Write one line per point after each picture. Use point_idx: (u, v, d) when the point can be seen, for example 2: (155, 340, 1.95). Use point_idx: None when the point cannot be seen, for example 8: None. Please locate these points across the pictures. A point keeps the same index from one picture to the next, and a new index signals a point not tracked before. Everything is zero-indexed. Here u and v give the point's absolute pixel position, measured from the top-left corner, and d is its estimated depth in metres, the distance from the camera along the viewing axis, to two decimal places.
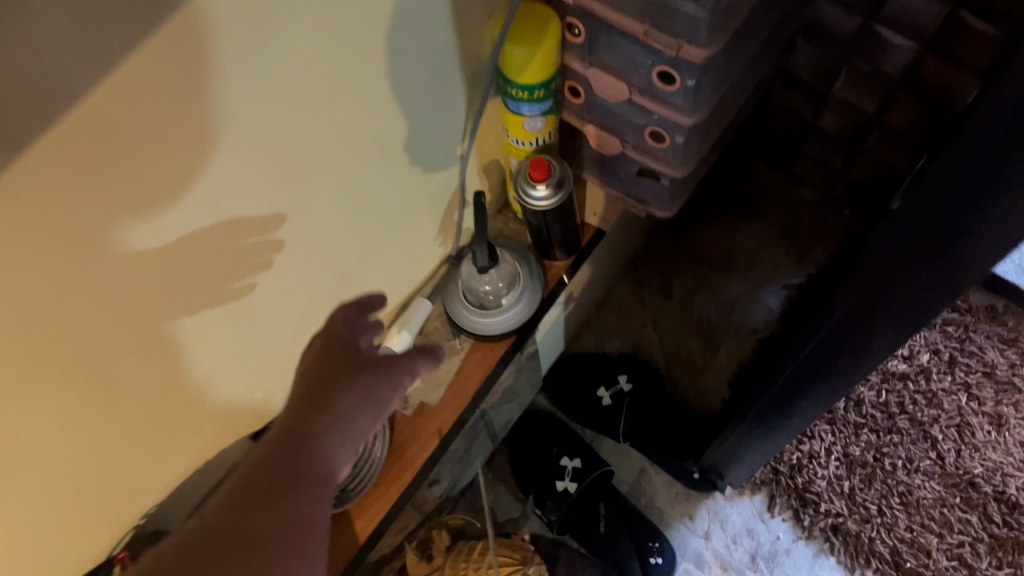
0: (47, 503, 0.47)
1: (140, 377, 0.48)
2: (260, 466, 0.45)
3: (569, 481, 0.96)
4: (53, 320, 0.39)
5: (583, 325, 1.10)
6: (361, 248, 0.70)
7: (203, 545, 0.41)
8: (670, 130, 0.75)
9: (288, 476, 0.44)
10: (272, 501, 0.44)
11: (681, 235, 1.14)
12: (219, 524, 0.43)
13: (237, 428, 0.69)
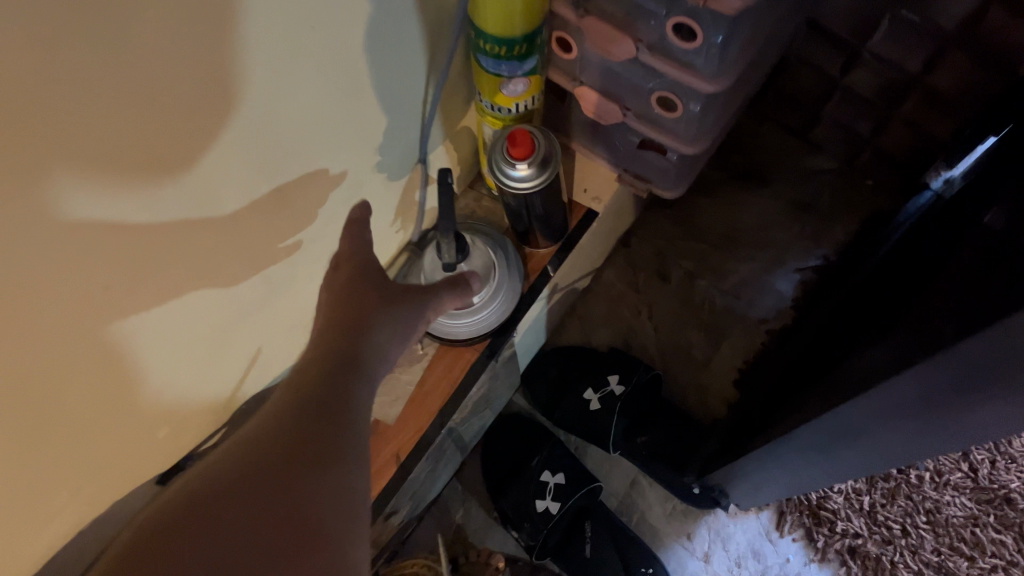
0: None
1: (45, 394, 0.38)
2: (304, 386, 0.39)
3: (550, 500, 0.83)
4: None
5: (567, 313, 0.96)
6: (290, 248, 0.55)
7: (262, 457, 0.36)
8: (683, 96, 0.60)
9: (340, 388, 0.39)
10: (328, 416, 0.38)
11: (681, 210, 0.99)
12: (271, 438, 0.37)
13: (135, 478, 0.54)
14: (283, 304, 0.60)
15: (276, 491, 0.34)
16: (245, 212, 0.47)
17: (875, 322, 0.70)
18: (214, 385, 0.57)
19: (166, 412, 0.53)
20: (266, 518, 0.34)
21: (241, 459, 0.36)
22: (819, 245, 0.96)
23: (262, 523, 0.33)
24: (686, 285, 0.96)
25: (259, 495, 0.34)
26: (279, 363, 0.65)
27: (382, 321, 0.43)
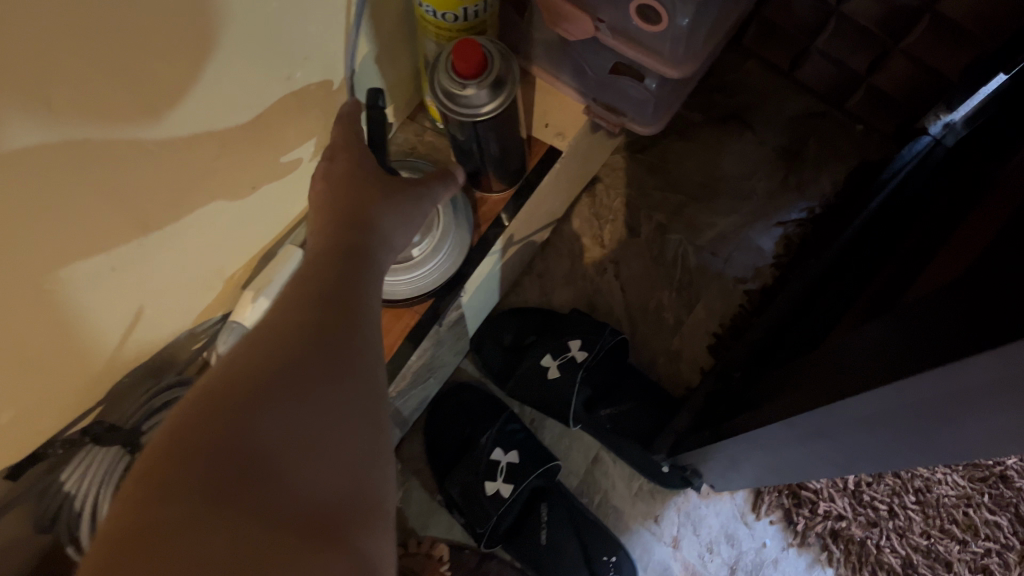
0: None
1: None
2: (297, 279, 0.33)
3: (501, 482, 0.73)
4: None
5: (524, 269, 0.85)
6: (173, 183, 0.43)
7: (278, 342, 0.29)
8: (669, 5, 0.48)
9: (344, 279, 0.34)
10: (347, 307, 0.32)
11: (653, 155, 0.89)
12: (280, 325, 0.30)
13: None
14: (172, 254, 0.48)
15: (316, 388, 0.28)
16: (98, 130, 0.35)
17: (876, 283, 0.60)
18: (80, 359, 0.45)
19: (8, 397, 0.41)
20: (319, 423, 0.27)
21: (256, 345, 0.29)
22: (804, 197, 0.87)
23: (319, 429, 0.27)
24: (657, 240, 0.86)
25: (300, 390, 0.27)
26: (173, 326, 0.54)
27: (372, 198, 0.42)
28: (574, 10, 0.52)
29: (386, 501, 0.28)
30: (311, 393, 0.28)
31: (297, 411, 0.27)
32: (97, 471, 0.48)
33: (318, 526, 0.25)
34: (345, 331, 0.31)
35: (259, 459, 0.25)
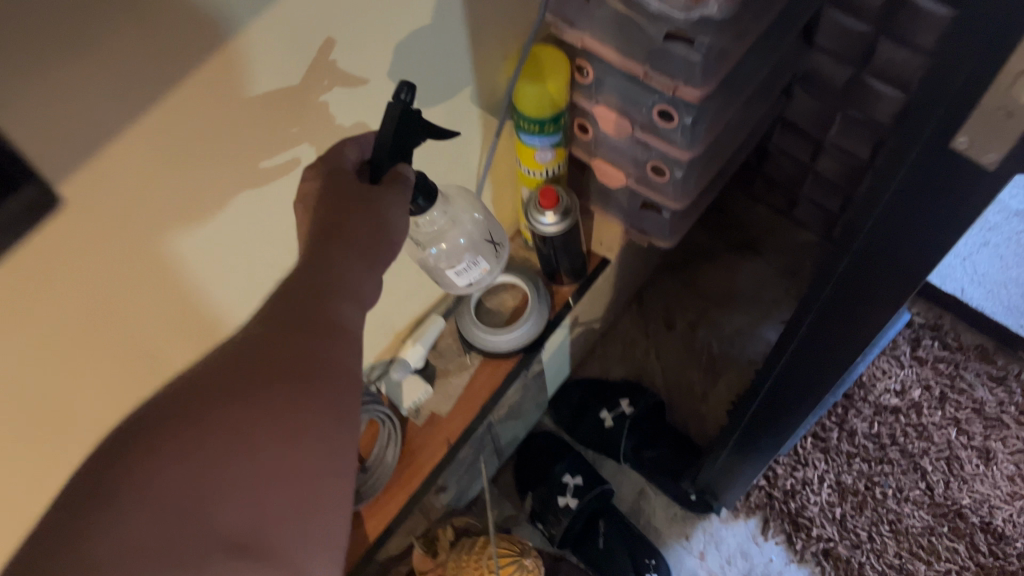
0: None
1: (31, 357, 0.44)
2: (264, 347, 0.39)
3: (570, 496, 1.00)
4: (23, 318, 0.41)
5: (589, 352, 1.15)
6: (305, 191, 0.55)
7: (239, 421, 0.37)
8: (669, 165, 0.81)
9: (314, 377, 0.39)
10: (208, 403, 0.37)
11: (685, 271, 1.20)
12: (245, 401, 0.37)
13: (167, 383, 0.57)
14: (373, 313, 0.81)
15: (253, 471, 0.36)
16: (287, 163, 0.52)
17: None
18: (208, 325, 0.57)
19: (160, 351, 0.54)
20: (249, 496, 0.35)
21: (226, 409, 0.37)
22: None
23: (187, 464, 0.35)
24: (689, 333, 1.15)
25: (232, 474, 0.35)
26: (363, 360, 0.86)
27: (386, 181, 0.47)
28: (614, 169, 0.86)
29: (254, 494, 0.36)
30: (246, 478, 0.36)
31: (233, 490, 0.35)
32: None
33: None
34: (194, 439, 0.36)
35: (184, 514, 0.34)
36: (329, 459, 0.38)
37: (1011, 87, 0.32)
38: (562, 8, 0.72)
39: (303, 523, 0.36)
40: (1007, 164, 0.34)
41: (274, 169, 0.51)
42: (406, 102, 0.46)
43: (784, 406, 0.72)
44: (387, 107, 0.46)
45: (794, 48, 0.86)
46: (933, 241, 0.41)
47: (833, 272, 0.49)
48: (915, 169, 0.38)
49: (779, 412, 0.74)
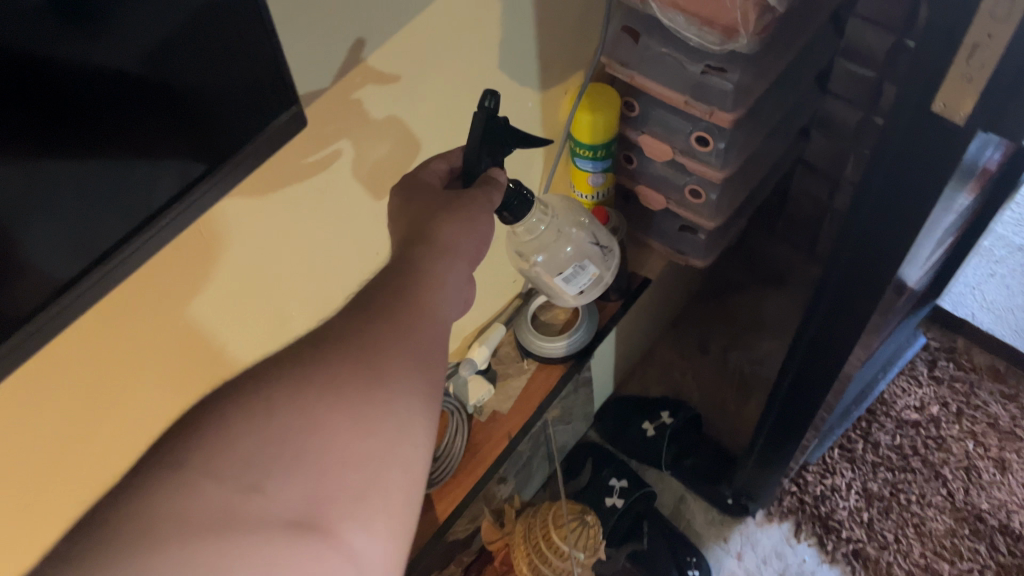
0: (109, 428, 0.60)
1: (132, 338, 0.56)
2: (330, 343, 0.44)
3: (617, 498, 1.10)
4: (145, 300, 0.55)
5: (630, 373, 1.26)
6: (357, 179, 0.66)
7: (300, 405, 0.40)
8: (705, 187, 0.94)
9: (378, 369, 0.43)
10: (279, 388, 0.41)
11: (717, 302, 1.31)
12: (306, 389, 0.41)
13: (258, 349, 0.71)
14: None
15: (317, 450, 0.39)
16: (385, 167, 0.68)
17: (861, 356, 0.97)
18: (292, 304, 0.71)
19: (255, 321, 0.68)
20: (311, 474, 0.38)
21: (292, 395, 0.40)
22: None
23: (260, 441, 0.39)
24: (722, 356, 1.26)
25: (296, 449, 0.39)
26: None
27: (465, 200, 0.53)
28: (656, 194, 0.99)
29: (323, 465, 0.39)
30: (307, 456, 0.39)
31: (295, 467, 0.38)
32: None
33: (275, 553, 0.35)
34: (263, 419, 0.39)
35: (249, 486, 0.37)
36: (388, 439, 0.41)
37: (970, 58, 0.44)
38: (615, 51, 0.86)
39: (363, 504, 0.39)
40: (973, 118, 0.46)
41: (322, 161, 0.62)
42: (489, 108, 0.54)
43: (809, 393, 0.82)
44: (475, 113, 0.54)
45: (811, 89, 0.99)
46: (924, 193, 0.52)
47: (849, 237, 0.60)
48: (906, 133, 0.50)
49: (804, 399, 0.83)
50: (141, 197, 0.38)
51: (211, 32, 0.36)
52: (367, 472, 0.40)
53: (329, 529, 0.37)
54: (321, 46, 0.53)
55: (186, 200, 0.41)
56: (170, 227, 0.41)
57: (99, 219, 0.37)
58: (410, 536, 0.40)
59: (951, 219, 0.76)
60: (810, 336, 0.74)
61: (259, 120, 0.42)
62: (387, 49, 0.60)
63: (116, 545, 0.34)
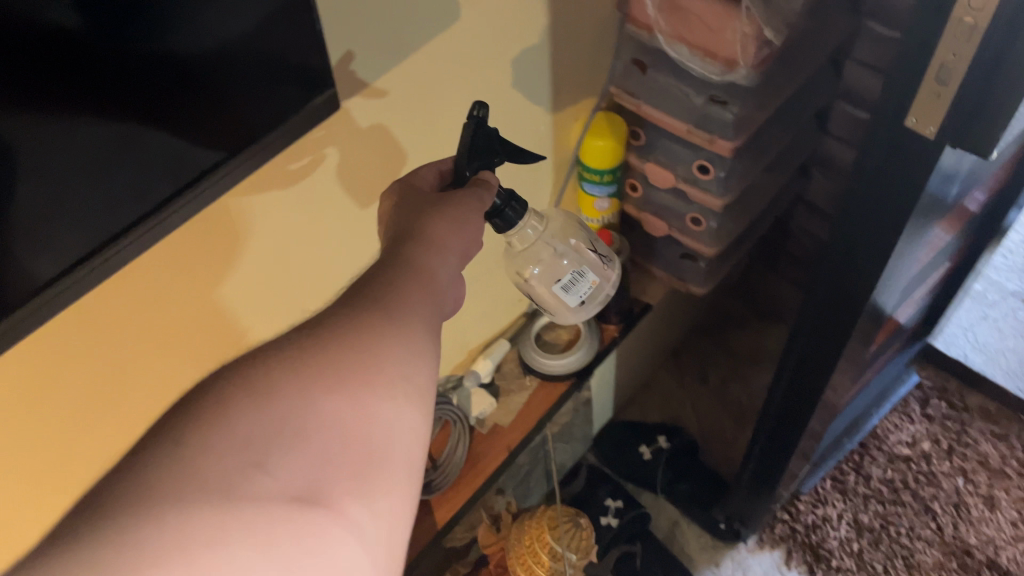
0: (118, 410, 0.60)
1: (133, 333, 0.56)
2: (327, 322, 0.39)
3: (612, 517, 1.14)
4: (148, 297, 0.55)
5: (630, 400, 1.29)
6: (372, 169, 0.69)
7: (299, 382, 0.36)
8: (705, 215, 0.99)
9: (377, 351, 0.39)
10: (272, 362, 0.37)
11: (716, 335, 1.35)
12: (302, 367, 0.37)
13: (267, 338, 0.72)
14: (453, 323, 0.97)
15: (315, 431, 0.35)
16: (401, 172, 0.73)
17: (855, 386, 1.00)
18: (295, 299, 0.72)
19: (258, 315, 0.68)
20: (311, 453, 0.34)
21: (289, 371, 0.36)
22: None
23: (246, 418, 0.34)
24: (720, 387, 1.29)
25: (295, 428, 0.35)
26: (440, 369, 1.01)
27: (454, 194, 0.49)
28: (659, 221, 1.03)
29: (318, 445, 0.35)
30: (306, 435, 0.35)
31: (293, 445, 0.34)
32: None
33: (273, 542, 0.31)
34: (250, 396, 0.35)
35: (247, 468, 0.33)
36: (397, 428, 0.37)
37: (937, 76, 0.48)
38: (624, 81, 0.92)
39: (366, 486, 0.35)
40: (942, 132, 0.50)
41: (303, 169, 0.62)
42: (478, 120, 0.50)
43: (796, 417, 0.85)
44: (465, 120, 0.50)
45: (810, 128, 1.05)
46: (900, 205, 0.56)
47: (834, 252, 0.64)
48: (883, 148, 0.54)
49: (791, 420, 0.86)
50: (186, 165, 0.43)
51: (272, 35, 0.43)
52: (368, 455, 0.36)
53: (329, 507, 0.33)
54: (353, 50, 0.59)
55: (227, 168, 0.46)
56: (210, 192, 0.45)
57: (144, 195, 0.42)
58: (409, 524, 0.36)
59: (934, 248, 0.81)
60: (796, 356, 0.77)
61: (295, 107, 0.47)
62: (413, 62, 0.66)
63: (105, 528, 0.29)
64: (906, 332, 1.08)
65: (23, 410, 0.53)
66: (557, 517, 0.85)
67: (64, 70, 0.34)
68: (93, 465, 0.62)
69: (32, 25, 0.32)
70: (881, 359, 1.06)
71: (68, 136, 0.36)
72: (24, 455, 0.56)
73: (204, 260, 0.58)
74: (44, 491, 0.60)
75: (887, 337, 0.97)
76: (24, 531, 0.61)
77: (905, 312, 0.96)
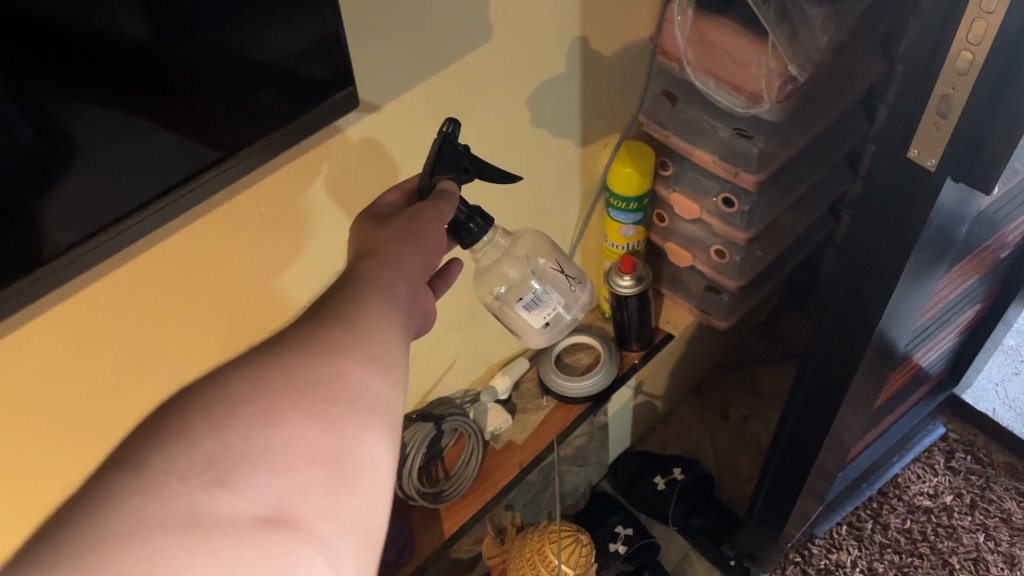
0: (120, 390, 0.63)
1: (137, 312, 0.60)
2: (290, 344, 0.40)
3: (620, 544, 1.11)
4: (154, 279, 0.59)
5: (649, 430, 1.29)
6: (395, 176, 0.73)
7: (262, 402, 0.36)
8: (729, 248, 1.00)
9: (342, 371, 0.39)
10: (233, 381, 0.36)
11: (741, 372, 1.35)
12: (265, 387, 0.37)
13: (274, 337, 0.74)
14: (474, 337, 0.99)
15: (280, 451, 0.35)
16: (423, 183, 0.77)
17: (874, 428, 1.00)
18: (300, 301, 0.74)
19: (263, 313, 0.71)
20: (277, 471, 0.34)
21: (252, 389, 0.36)
22: None
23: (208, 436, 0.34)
24: (741, 424, 1.29)
25: (259, 443, 0.35)
26: (459, 382, 1.03)
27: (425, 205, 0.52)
28: (684, 251, 1.05)
29: (284, 459, 0.35)
30: (271, 455, 0.34)
31: (260, 465, 0.34)
32: (418, 440, 0.94)
33: (242, 553, 0.32)
34: (213, 412, 0.35)
35: (213, 482, 0.33)
36: (365, 434, 0.38)
37: (939, 107, 0.50)
38: (652, 113, 0.94)
39: (334, 503, 0.35)
40: (943, 164, 0.51)
41: (320, 168, 0.66)
42: (447, 133, 0.55)
43: (805, 452, 0.85)
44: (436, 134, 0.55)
45: (840, 167, 1.05)
46: (903, 236, 0.57)
47: (841, 285, 0.65)
48: (886, 178, 0.55)
49: (801, 456, 0.86)
50: (184, 160, 0.49)
51: (291, 60, 0.50)
52: (337, 472, 0.36)
53: (299, 526, 0.34)
54: (381, 58, 0.63)
55: (225, 164, 0.52)
56: (205, 185, 0.52)
57: (168, 172, 0.49)
58: (381, 536, 0.37)
59: (950, 291, 0.81)
60: (804, 387, 0.78)
61: (300, 110, 0.54)
62: (442, 76, 0.70)
63: (70, 551, 0.29)
64: (929, 379, 1.07)
65: (33, 374, 0.56)
66: (559, 533, 0.90)
67: (138, 71, 0.43)
68: (96, 443, 0.65)
69: (113, 29, 0.40)
70: (902, 406, 1.05)
71: (134, 123, 0.45)
72: (28, 423, 0.59)
73: (211, 251, 0.62)
74: (50, 462, 0.63)
75: (908, 380, 0.97)
76: (31, 501, 0.64)
77: (925, 356, 0.95)
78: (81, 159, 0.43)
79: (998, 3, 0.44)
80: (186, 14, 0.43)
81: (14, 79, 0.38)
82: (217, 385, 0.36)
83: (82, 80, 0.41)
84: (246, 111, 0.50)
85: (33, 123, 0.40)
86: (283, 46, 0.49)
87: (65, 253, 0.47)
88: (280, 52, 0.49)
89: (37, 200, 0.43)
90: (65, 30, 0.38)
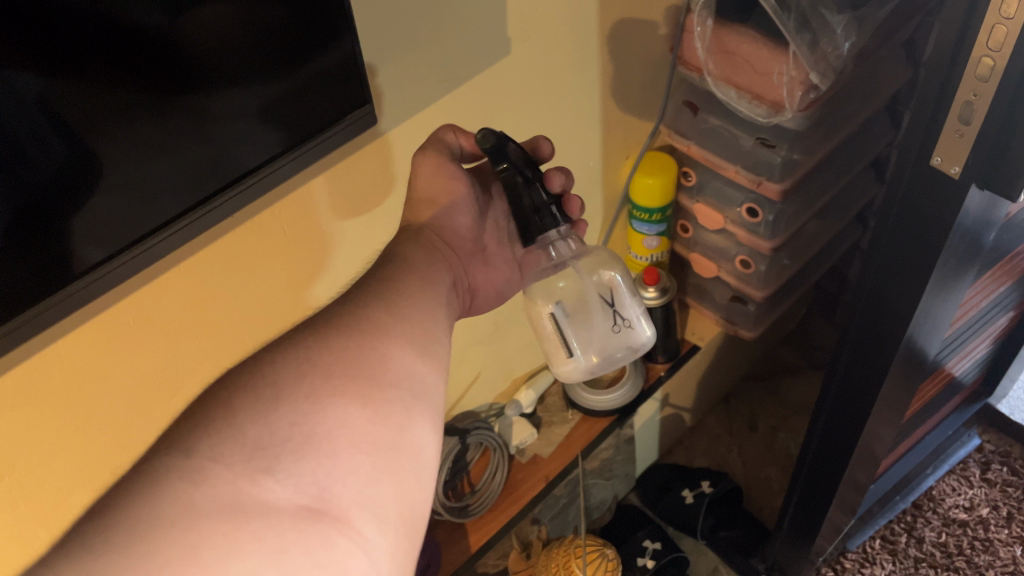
0: (149, 407, 0.64)
1: (163, 327, 0.61)
2: (333, 338, 0.44)
3: (648, 558, 1.11)
4: (181, 295, 0.60)
5: (676, 443, 1.29)
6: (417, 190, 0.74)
7: (308, 391, 0.40)
8: (755, 258, 0.99)
9: (382, 369, 0.44)
10: (282, 373, 0.41)
11: (769, 383, 1.33)
12: (309, 374, 0.41)
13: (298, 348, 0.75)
14: (498, 350, 0.99)
15: (325, 439, 0.39)
16: None
17: (906, 439, 0.98)
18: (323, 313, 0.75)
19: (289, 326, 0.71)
20: (321, 458, 0.38)
21: (298, 379, 0.41)
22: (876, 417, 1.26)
23: (255, 421, 0.38)
24: (770, 435, 1.27)
25: (304, 432, 0.39)
26: (484, 396, 1.03)
27: (446, 175, 0.57)
28: (708, 261, 1.04)
29: (324, 444, 0.39)
30: (317, 443, 0.39)
31: (304, 454, 0.38)
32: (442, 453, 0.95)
33: (284, 535, 0.35)
34: (260, 401, 0.39)
35: (259, 469, 0.37)
36: (398, 427, 0.42)
37: (960, 114, 0.49)
38: (674, 122, 0.94)
39: (375, 496, 0.39)
40: (967, 172, 0.51)
41: (343, 183, 0.66)
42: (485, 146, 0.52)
43: (834, 463, 0.84)
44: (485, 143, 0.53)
45: (867, 174, 1.04)
46: (928, 245, 0.56)
47: (864, 294, 0.64)
48: (910, 188, 0.55)
49: (828, 467, 0.85)
50: (207, 179, 0.50)
51: (319, 70, 0.51)
52: (378, 465, 0.40)
53: (340, 517, 0.37)
54: (401, 74, 0.64)
55: (247, 181, 0.52)
56: (228, 202, 0.52)
57: (191, 190, 0.49)
58: (416, 535, 0.41)
59: (982, 297, 0.80)
60: (830, 399, 0.77)
61: (330, 120, 0.55)
62: (463, 92, 0.70)
63: (123, 533, 0.33)
64: (963, 389, 1.05)
65: (63, 392, 0.57)
66: (585, 547, 0.90)
67: (172, 87, 0.44)
68: (127, 460, 0.66)
69: (128, 30, 0.40)
70: (935, 417, 1.03)
71: (164, 142, 0.46)
72: (61, 440, 0.60)
73: (238, 265, 0.63)
74: (82, 479, 0.64)
75: (939, 391, 0.95)
76: (63, 518, 0.65)
77: (958, 365, 0.94)
78: (106, 177, 0.44)
79: (1018, 8, 0.43)
80: (219, 30, 0.44)
81: (47, 94, 0.39)
82: (267, 374, 0.40)
83: (109, 84, 0.41)
84: (272, 113, 0.51)
85: (63, 141, 0.41)
86: (307, 62, 0.50)
87: (94, 270, 0.47)
88: (299, 48, 0.49)
89: (65, 217, 0.43)
90: (96, 51, 0.39)
